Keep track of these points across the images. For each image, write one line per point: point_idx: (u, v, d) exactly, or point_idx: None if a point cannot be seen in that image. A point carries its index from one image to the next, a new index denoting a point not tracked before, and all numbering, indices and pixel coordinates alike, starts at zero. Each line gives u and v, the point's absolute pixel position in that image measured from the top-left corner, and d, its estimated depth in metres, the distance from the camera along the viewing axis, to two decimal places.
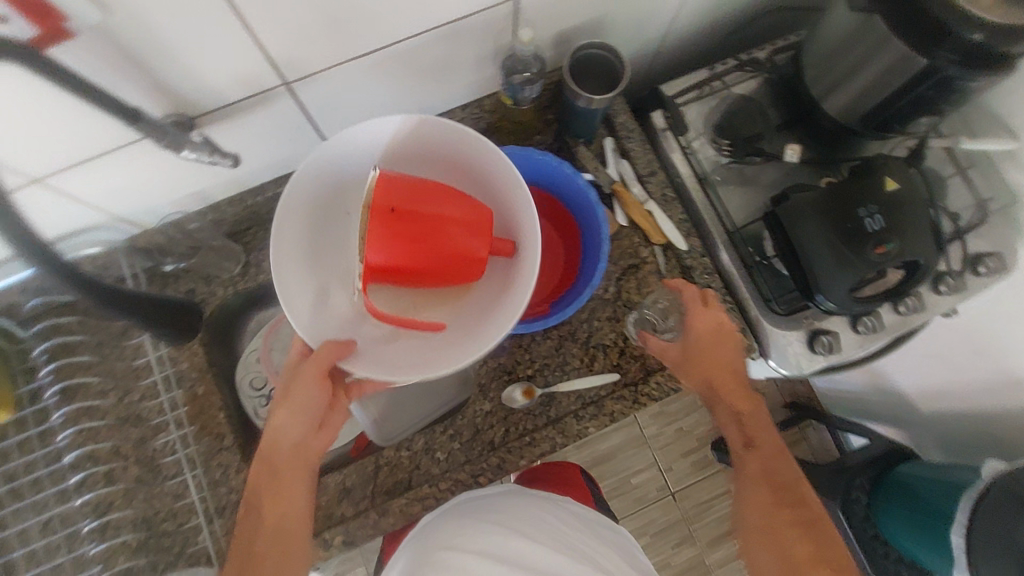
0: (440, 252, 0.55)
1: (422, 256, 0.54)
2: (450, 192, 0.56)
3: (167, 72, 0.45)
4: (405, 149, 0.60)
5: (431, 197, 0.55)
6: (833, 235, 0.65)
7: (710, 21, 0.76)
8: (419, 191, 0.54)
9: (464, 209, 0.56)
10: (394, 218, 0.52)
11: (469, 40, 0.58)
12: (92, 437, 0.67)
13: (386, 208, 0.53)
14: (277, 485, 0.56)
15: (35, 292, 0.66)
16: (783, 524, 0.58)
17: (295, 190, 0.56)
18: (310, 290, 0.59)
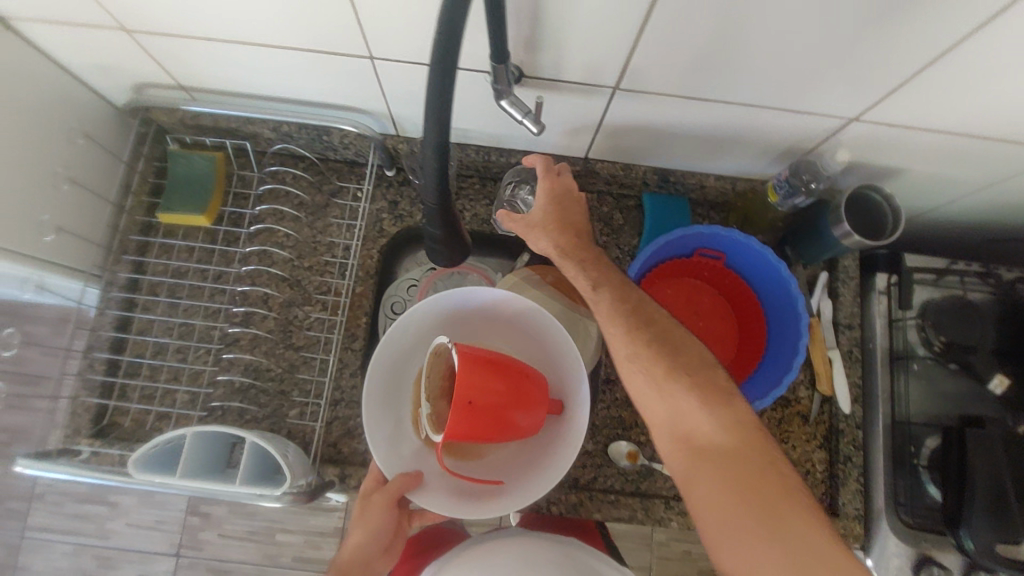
0: (508, 424, 0.55)
1: (497, 430, 0.54)
2: (515, 364, 0.56)
3: (549, 34, 0.48)
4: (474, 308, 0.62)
5: (500, 371, 0.55)
6: (1007, 481, 0.62)
7: (979, 220, 0.74)
8: (490, 367, 0.54)
9: (525, 380, 0.56)
10: (472, 404, 0.52)
11: (783, 130, 0.58)
12: (256, 278, 0.71)
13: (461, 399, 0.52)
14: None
15: (282, 135, 0.70)
16: (741, 449, 0.47)
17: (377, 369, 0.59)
18: (390, 423, 0.60)
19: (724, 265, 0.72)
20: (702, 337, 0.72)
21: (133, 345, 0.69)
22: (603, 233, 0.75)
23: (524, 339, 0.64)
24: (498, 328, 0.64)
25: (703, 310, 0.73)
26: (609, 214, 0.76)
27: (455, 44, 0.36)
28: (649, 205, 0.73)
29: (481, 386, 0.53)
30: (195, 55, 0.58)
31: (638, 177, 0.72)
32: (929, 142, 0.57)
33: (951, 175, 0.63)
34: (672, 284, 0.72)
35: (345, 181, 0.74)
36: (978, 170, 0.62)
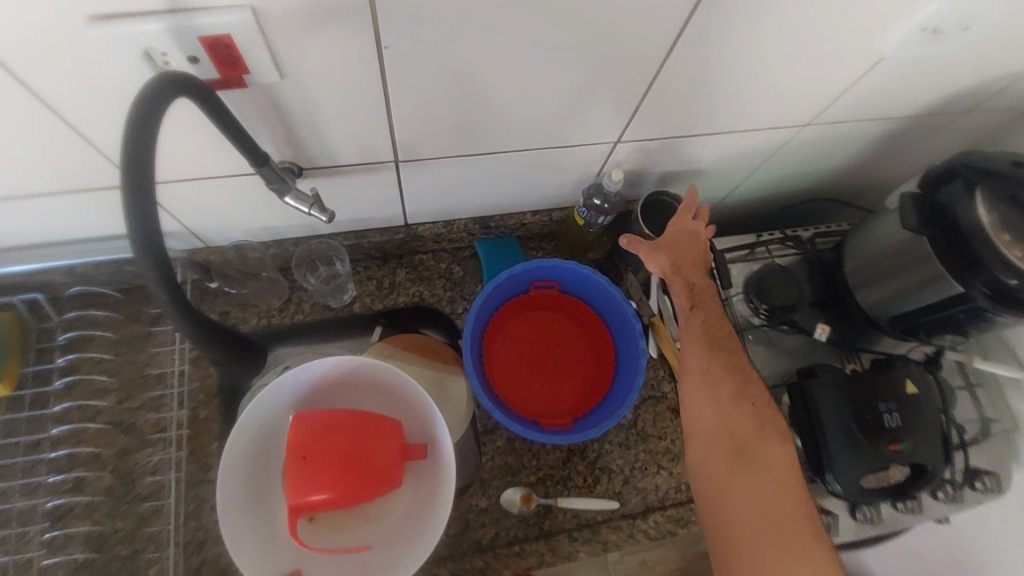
0: (365, 473, 0.53)
1: (356, 485, 0.52)
2: (362, 416, 0.55)
3: (304, 130, 0.49)
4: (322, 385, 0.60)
5: (341, 424, 0.54)
6: (850, 420, 0.67)
7: (764, 194, 0.84)
8: (326, 423, 0.54)
9: (373, 427, 0.56)
10: (309, 458, 0.51)
11: (563, 163, 0.64)
12: (79, 436, 0.64)
13: (298, 452, 0.52)
14: None
15: (78, 278, 0.65)
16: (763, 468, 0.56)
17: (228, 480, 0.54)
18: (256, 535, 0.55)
19: (560, 290, 0.75)
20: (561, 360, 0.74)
21: None
22: (447, 288, 0.76)
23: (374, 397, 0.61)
24: (345, 395, 0.61)
25: (556, 335, 0.76)
26: (448, 269, 0.77)
27: (150, 179, 0.35)
28: (481, 251, 0.76)
29: (313, 453, 0.52)
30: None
31: (461, 231, 0.74)
32: (687, 144, 0.64)
33: (719, 166, 0.72)
34: (522, 321, 0.75)
35: (164, 306, 0.70)
36: (738, 157, 0.71)
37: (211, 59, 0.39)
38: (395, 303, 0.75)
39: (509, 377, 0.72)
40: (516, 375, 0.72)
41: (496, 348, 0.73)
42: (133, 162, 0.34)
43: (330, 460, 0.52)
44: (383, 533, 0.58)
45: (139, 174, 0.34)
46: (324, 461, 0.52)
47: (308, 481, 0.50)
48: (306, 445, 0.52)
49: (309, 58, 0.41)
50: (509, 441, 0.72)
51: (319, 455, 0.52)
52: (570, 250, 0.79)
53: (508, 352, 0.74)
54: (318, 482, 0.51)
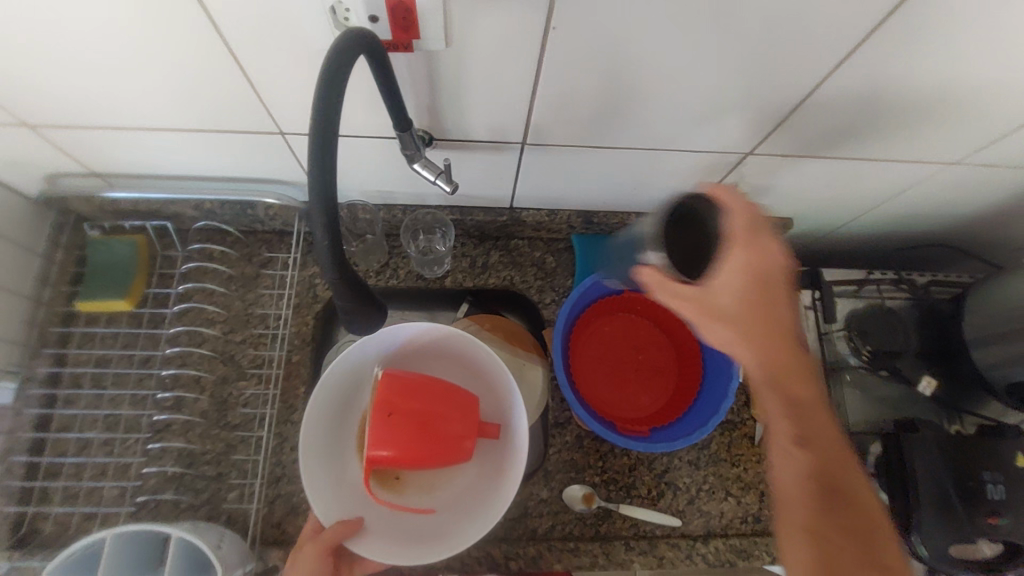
0: (439, 438, 0.55)
1: (431, 449, 0.54)
2: (443, 384, 0.57)
3: (448, 99, 0.50)
4: (408, 347, 0.62)
5: (424, 390, 0.55)
6: (948, 484, 0.63)
7: (884, 231, 0.79)
8: (409, 386, 0.55)
9: (452, 399, 0.57)
10: (393, 417, 0.53)
11: (682, 168, 0.62)
12: (186, 359, 0.69)
13: (383, 409, 0.53)
14: None
15: (204, 214, 0.70)
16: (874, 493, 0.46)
17: (313, 419, 0.57)
18: (330, 477, 0.57)
19: (653, 296, 0.74)
20: (645, 366, 0.73)
21: (55, 444, 0.65)
22: (539, 277, 0.76)
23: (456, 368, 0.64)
24: (429, 362, 0.64)
25: (642, 340, 0.74)
26: (542, 258, 0.77)
27: (328, 131, 0.37)
28: (579, 245, 0.76)
29: (393, 407, 0.53)
30: (107, 145, 0.59)
31: (563, 222, 0.74)
32: (819, 165, 0.61)
33: (845, 194, 0.68)
34: (609, 319, 0.74)
35: (274, 251, 0.74)
36: (869, 188, 0.67)
37: (389, 20, 0.40)
38: (485, 284, 0.75)
39: (592, 374, 0.72)
40: (598, 373, 0.72)
41: (583, 343, 0.72)
42: (321, 104, 0.36)
43: (409, 418, 0.53)
44: (444, 499, 0.60)
45: (324, 119, 0.36)
46: (403, 417, 0.53)
47: (386, 434, 0.52)
48: (389, 403, 0.53)
49: (475, 30, 0.42)
50: (577, 438, 0.71)
51: (400, 411, 0.53)
52: None
53: (593, 348, 0.73)
54: (395, 438, 0.52)
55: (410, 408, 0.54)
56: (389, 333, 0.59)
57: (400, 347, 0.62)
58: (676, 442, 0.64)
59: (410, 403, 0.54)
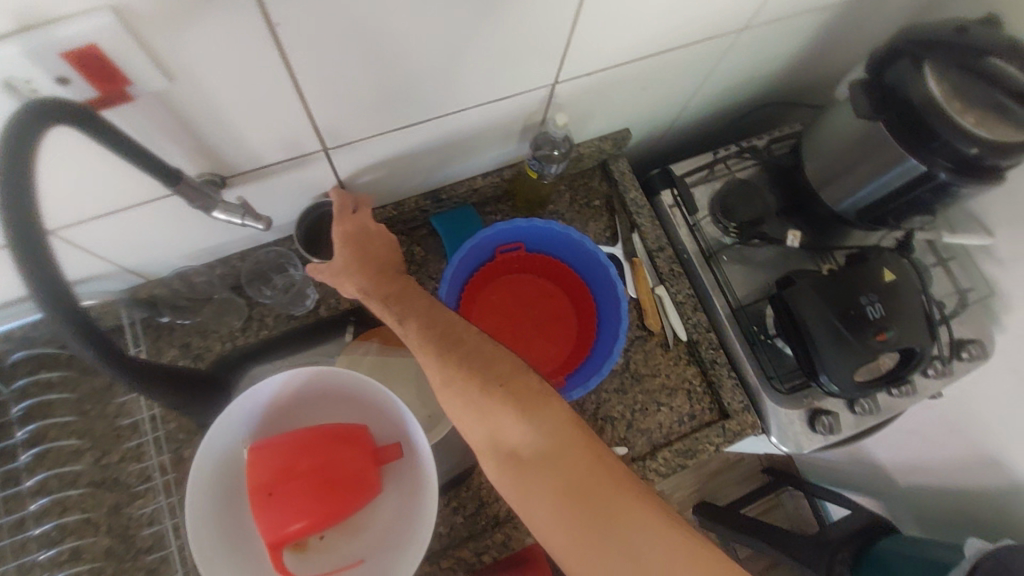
0: (335, 487, 0.51)
1: (332, 501, 0.50)
2: (323, 432, 0.53)
3: (213, 135, 0.44)
4: (279, 406, 0.57)
5: (300, 449, 0.52)
6: (835, 320, 0.67)
7: (714, 110, 0.81)
8: (281, 454, 0.51)
9: (337, 442, 0.53)
10: (274, 494, 0.49)
11: (497, 119, 0.60)
12: (63, 504, 0.61)
13: (262, 490, 0.49)
14: None
15: (19, 343, 0.61)
16: (581, 429, 0.46)
17: (201, 519, 0.52)
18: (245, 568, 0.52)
19: (527, 251, 0.73)
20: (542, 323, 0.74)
21: None
22: (412, 272, 0.73)
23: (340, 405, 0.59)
24: (313, 409, 0.58)
25: (531, 298, 0.75)
26: (409, 252, 0.73)
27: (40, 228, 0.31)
28: (439, 225, 0.72)
29: (273, 480, 0.50)
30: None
31: (413, 208, 0.71)
32: (627, 72, 0.61)
33: (663, 89, 0.69)
34: (494, 287, 0.74)
35: None
36: (682, 77, 0.68)
37: (85, 78, 0.34)
38: (362, 299, 0.71)
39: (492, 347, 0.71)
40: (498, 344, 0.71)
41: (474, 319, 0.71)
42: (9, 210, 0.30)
43: (294, 484, 0.50)
44: (371, 542, 0.56)
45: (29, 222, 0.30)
46: (288, 486, 0.50)
47: (276, 510, 0.49)
48: (270, 480, 0.50)
49: (196, 54, 0.36)
50: None
51: (283, 480, 0.50)
52: (529, 207, 0.77)
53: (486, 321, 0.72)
54: (289, 508, 0.49)
55: (294, 472, 0.50)
56: (247, 399, 0.54)
57: (273, 406, 0.57)
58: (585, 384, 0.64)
59: (290, 467, 0.51)
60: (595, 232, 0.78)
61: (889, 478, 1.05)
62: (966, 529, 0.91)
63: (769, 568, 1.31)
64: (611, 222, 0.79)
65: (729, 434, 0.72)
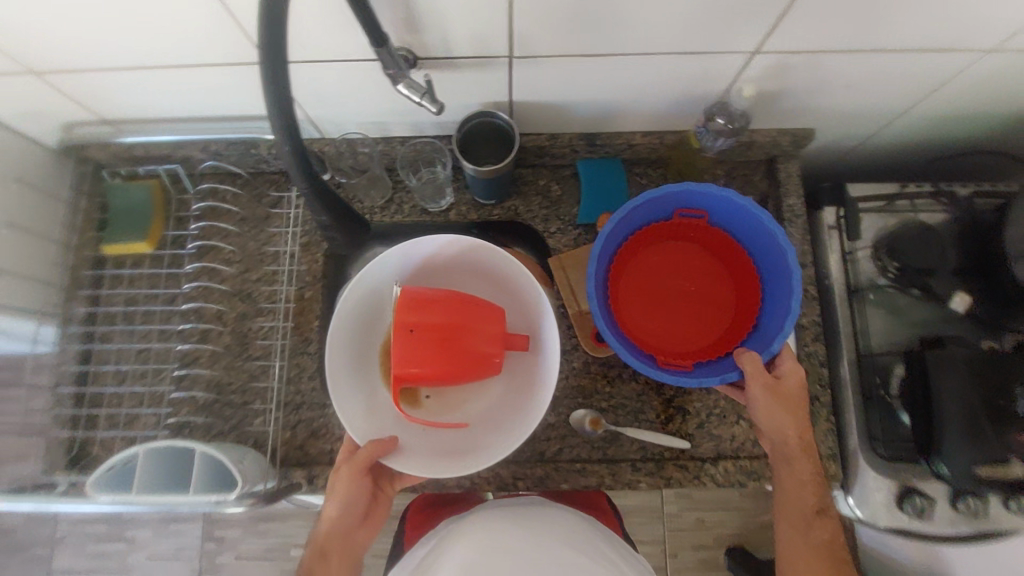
0: (466, 351, 0.56)
1: (457, 363, 0.55)
2: (464, 297, 0.57)
3: (423, 11, 0.48)
4: (434, 261, 0.62)
5: (456, 308, 0.56)
6: (974, 403, 0.58)
7: (921, 139, 0.72)
8: (438, 304, 0.55)
9: (486, 321, 0.57)
10: (411, 333, 0.53)
11: (682, 74, 0.58)
12: (205, 296, 0.73)
13: (402, 325, 0.53)
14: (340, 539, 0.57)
15: (213, 154, 0.72)
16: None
17: (341, 329, 0.59)
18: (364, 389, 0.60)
19: (707, 223, 0.69)
20: (694, 297, 0.72)
21: (97, 377, 0.70)
22: (543, 206, 0.74)
23: (490, 287, 0.64)
24: (460, 274, 0.64)
25: (692, 272, 0.72)
26: (547, 186, 0.75)
27: (276, 37, 0.36)
28: (584, 171, 0.73)
29: (413, 321, 0.53)
30: (114, 87, 0.62)
31: (566, 145, 0.72)
32: (838, 63, 0.56)
33: (872, 96, 0.62)
34: (656, 245, 0.72)
35: (281, 190, 0.75)
36: (898, 88, 0.61)
37: None
38: (490, 215, 0.74)
39: (627, 301, 0.70)
40: (632, 300, 0.70)
41: (620, 268, 0.70)
42: (259, 20, 0.36)
43: (432, 333, 0.54)
44: (477, 414, 0.62)
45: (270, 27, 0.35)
46: (425, 332, 0.54)
47: (409, 349, 0.53)
48: (409, 318, 0.54)
49: None
50: (585, 364, 0.71)
51: (423, 325, 0.54)
52: (678, 180, 0.75)
53: (630, 275, 0.71)
54: (420, 351, 0.53)
55: (432, 322, 0.54)
56: (411, 247, 0.60)
57: (429, 262, 0.62)
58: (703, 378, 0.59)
59: (429, 315, 0.54)
60: None
61: None
62: None
63: None
64: None
65: None
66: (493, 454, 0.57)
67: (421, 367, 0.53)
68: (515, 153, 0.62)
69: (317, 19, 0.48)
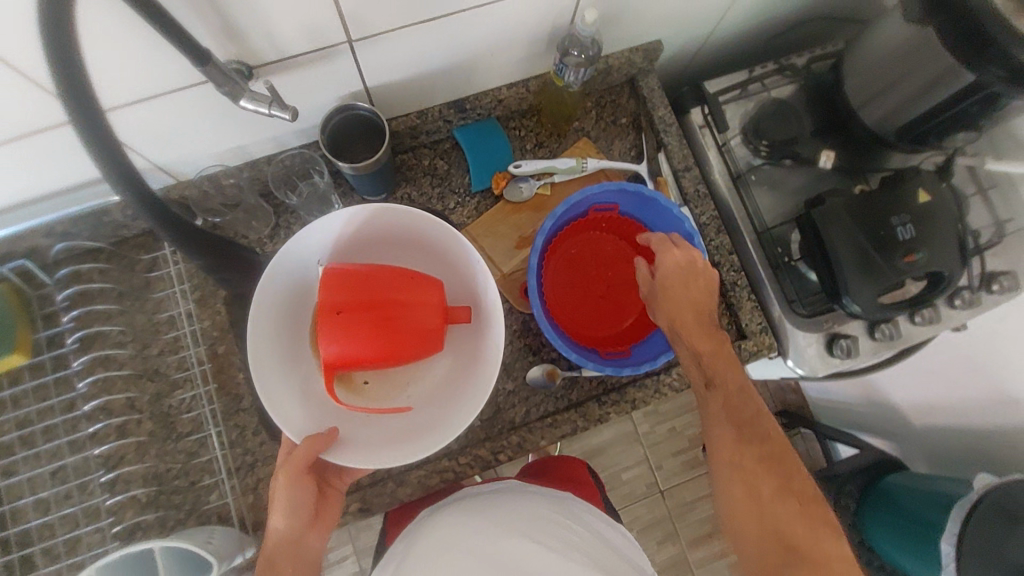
0: (400, 325, 0.55)
1: (393, 341, 0.54)
2: (397, 272, 0.56)
3: (240, 16, 0.45)
4: (360, 237, 0.60)
5: (397, 284, 0.56)
6: (863, 242, 0.65)
7: (752, 24, 0.78)
8: (380, 282, 0.55)
9: (429, 298, 0.57)
10: (339, 313, 0.52)
11: (525, 17, 0.58)
12: (108, 388, 0.66)
13: (330, 308, 0.52)
14: (289, 549, 0.54)
15: (61, 237, 0.64)
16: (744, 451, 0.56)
17: (262, 318, 0.56)
18: (296, 386, 0.58)
19: (620, 214, 0.73)
20: (613, 286, 0.74)
21: (13, 516, 0.62)
22: (434, 185, 0.73)
23: (421, 258, 0.63)
24: (388, 251, 0.63)
25: (610, 260, 0.74)
26: (433, 164, 0.74)
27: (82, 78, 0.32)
28: (463, 139, 0.72)
29: (341, 298, 0.53)
30: None
31: (436, 119, 0.70)
32: None
33: None
34: (582, 247, 0.74)
35: (154, 252, 0.69)
36: None
37: None
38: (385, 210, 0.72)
39: (569, 302, 0.72)
40: (574, 299, 0.73)
41: (557, 272, 0.73)
42: (54, 66, 0.32)
43: (360, 306, 0.53)
44: (421, 396, 0.62)
45: (70, 70, 0.32)
46: (354, 308, 0.53)
47: (336, 326, 0.52)
48: (337, 300, 0.53)
49: None
50: (523, 324, 0.72)
51: (352, 302, 0.53)
52: (554, 123, 0.75)
53: (567, 276, 0.73)
54: (351, 330, 0.52)
55: (365, 301, 0.53)
56: (326, 227, 0.57)
57: (354, 241, 0.60)
58: (643, 364, 0.64)
59: (360, 294, 0.54)
60: (620, 150, 0.77)
61: (904, 418, 1.05)
62: (977, 466, 0.92)
63: None
64: (637, 140, 0.77)
65: (746, 354, 0.72)
66: (444, 432, 0.56)
67: (353, 347, 0.52)
68: (387, 139, 0.60)
69: (125, 54, 0.44)
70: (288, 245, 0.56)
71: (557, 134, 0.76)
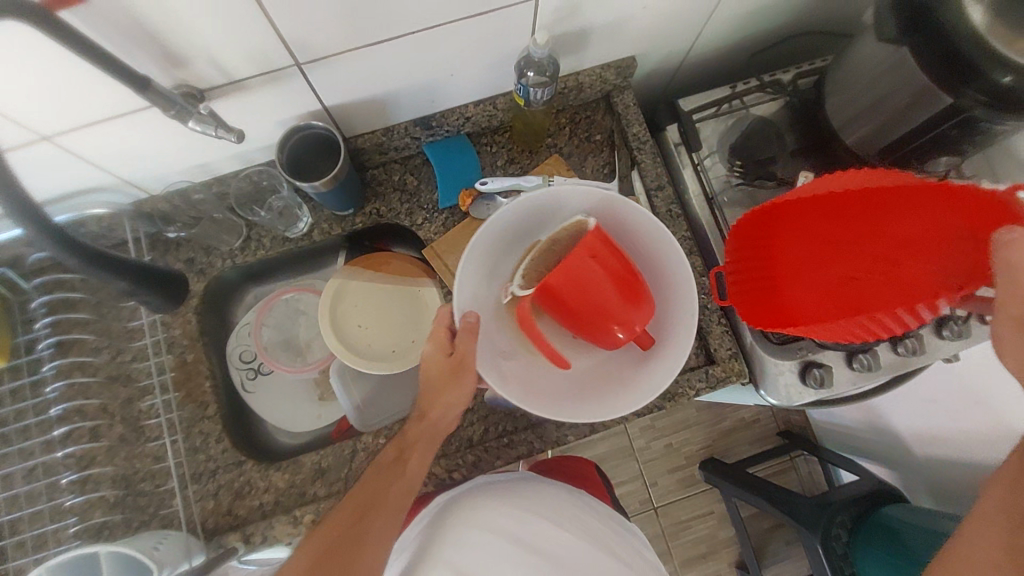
0: (601, 306, 0.59)
1: (586, 309, 0.60)
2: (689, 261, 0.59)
3: (177, 43, 0.46)
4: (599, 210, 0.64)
5: (620, 256, 0.59)
6: None
7: (731, 41, 0.76)
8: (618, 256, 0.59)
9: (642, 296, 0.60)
10: (592, 257, 0.58)
11: (477, 39, 0.58)
12: (82, 392, 0.69)
13: (589, 250, 0.58)
14: (420, 449, 0.56)
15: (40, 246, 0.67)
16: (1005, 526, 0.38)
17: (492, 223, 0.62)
18: (486, 286, 0.64)
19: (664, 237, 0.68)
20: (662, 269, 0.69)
21: None
22: (403, 201, 0.73)
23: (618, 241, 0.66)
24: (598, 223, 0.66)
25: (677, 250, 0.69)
26: (402, 180, 0.74)
27: None
28: (431, 155, 0.72)
29: (597, 246, 0.58)
30: None
31: (403, 135, 0.71)
32: None
33: (666, 14, 0.65)
34: None
35: None
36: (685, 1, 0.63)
37: None
38: (353, 226, 0.73)
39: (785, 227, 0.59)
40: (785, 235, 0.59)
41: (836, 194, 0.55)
42: None
43: (591, 264, 0.58)
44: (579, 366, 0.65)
45: None
46: (586, 263, 0.58)
47: (568, 263, 0.58)
48: (592, 247, 0.58)
49: None
50: None
51: (593, 255, 0.58)
52: (526, 142, 0.75)
53: (916, 217, 0.51)
54: (567, 279, 0.58)
55: (592, 260, 0.58)
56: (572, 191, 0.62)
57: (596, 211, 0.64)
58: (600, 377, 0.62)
59: (596, 259, 0.58)
60: (593, 167, 0.75)
61: (905, 446, 0.99)
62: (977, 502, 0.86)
63: (776, 529, 1.29)
64: (611, 158, 0.75)
65: (713, 380, 0.71)
66: (580, 414, 0.59)
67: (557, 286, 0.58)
68: (344, 154, 0.61)
69: (67, 82, 0.46)
70: (563, 189, 0.61)
71: (530, 151, 0.75)
